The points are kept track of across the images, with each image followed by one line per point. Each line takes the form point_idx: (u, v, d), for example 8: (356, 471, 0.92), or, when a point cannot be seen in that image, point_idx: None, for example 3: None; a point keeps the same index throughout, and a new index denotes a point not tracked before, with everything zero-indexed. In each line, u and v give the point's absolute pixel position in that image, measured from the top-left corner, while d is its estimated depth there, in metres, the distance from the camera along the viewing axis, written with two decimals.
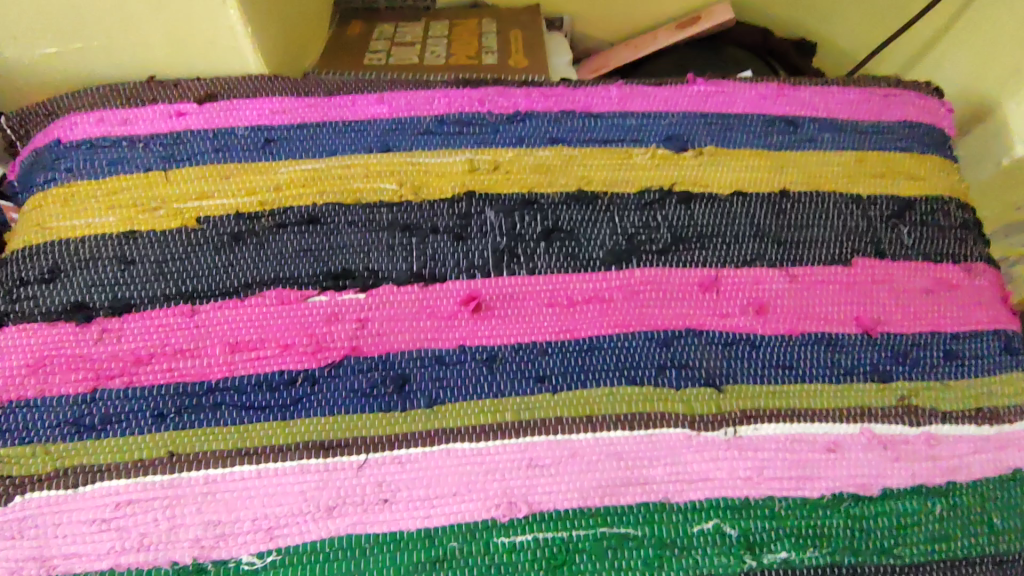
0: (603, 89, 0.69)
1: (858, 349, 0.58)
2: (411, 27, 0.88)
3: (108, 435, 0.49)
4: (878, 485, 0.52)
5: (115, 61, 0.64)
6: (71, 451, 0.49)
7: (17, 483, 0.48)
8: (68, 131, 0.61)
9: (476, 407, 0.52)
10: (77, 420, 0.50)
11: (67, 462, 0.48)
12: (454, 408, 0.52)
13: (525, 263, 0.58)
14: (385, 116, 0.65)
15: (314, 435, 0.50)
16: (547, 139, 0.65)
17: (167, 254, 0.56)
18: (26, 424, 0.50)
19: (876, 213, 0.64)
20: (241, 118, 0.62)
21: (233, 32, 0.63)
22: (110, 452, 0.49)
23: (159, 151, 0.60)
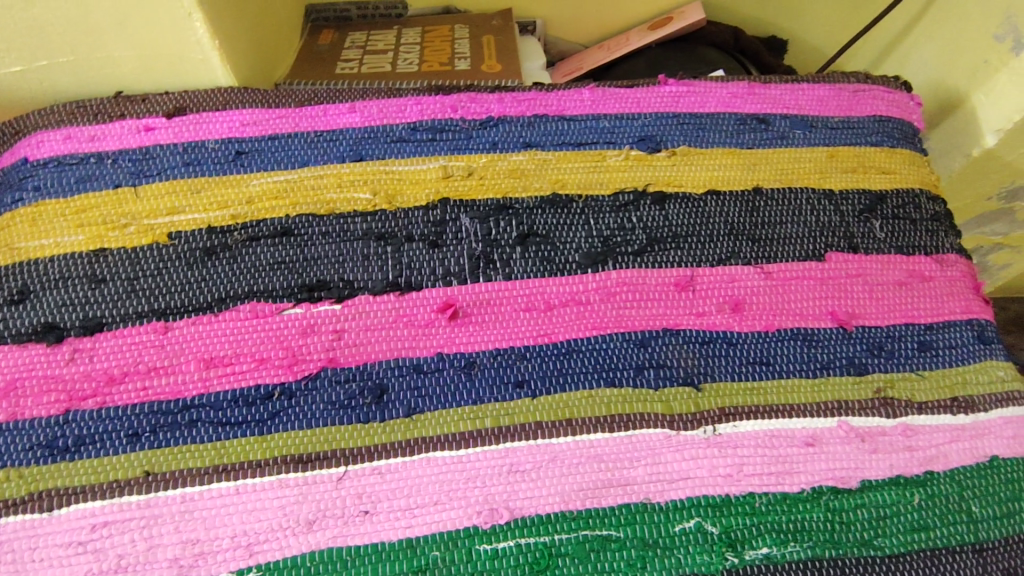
0: (575, 92, 0.69)
1: (834, 343, 0.58)
2: (384, 35, 0.87)
3: (82, 456, 0.49)
4: (857, 477, 0.53)
5: (81, 76, 0.63)
6: (44, 474, 0.48)
7: None
8: (35, 149, 0.61)
9: (455, 414, 0.52)
10: (51, 442, 0.49)
11: (41, 485, 0.48)
12: (433, 416, 0.52)
13: (501, 268, 0.58)
14: (357, 125, 0.65)
15: (293, 449, 0.50)
16: (520, 143, 0.65)
17: (138, 271, 0.55)
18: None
19: (849, 207, 0.65)
20: (211, 131, 0.62)
21: (201, 44, 0.62)
22: (85, 473, 0.48)
23: (129, 167, 0.60)
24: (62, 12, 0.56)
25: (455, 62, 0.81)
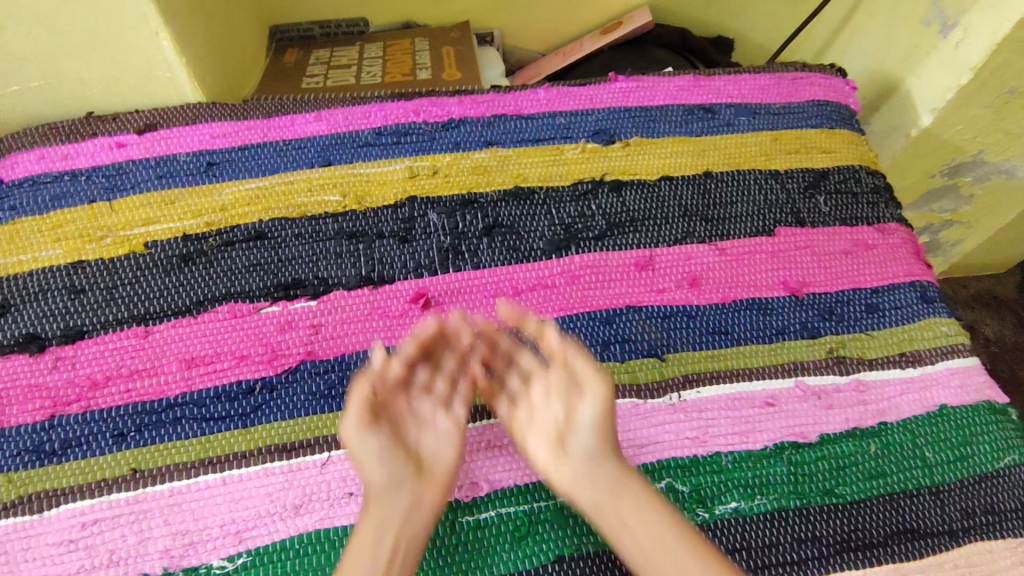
0: (531, 92, 0.73)
1: (787, 310, 0.62)
2: (347, 51, 0.91)
3: (70, 459, 0.50)
4: (816, 431, 0.56)
5: (52, 99, 0.65)
6: (32, 478, 0.49)
7: None
8: (9, 170, 0.62)
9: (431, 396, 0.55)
10: (38, 447, 0.50)
11: (29, 489, 0.49)
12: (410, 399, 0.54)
13: (470, 258, 0.61)
14: (324, 132, 0.67)
15: (276, 439, 0.52)
16: (481, 142, 0.68)
17: (116, 280, 0.57)
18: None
19: (794, 186, 0.69)
20: (182, 145, 0.64)
21: (168, 63, 0.65)
22: (73, 475, 0.49)
23: (103, 182, 0.62)
24: (32, 37, 0.59)
25: (416, 73, 0.85)
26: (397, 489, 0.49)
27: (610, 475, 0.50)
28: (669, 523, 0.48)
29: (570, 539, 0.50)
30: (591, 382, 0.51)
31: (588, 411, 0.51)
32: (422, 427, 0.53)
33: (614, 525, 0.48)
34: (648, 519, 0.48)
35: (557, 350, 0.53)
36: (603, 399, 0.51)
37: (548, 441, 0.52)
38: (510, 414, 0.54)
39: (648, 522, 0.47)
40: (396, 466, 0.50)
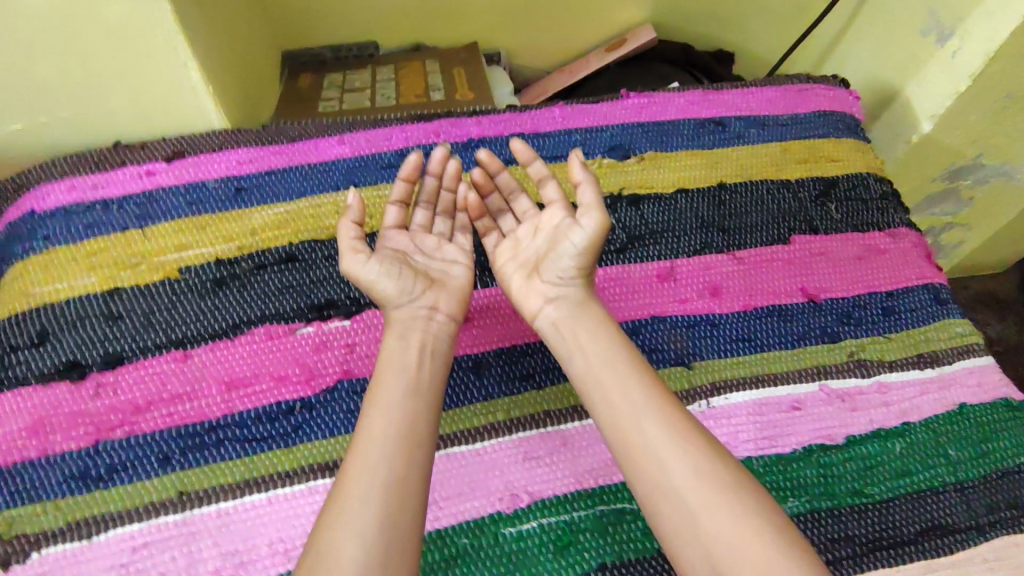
0: (547, 110, 0.75)
1: (806, 316, 0.63)
2: (359, 74, 0.93)
3: (116, 484, 0.51)
4: (842, 433, 0.57)
5: (80, 129, 0.67)
6: (79, 504, 0.50)
7: (31, 540, 0.48)
8: (41, 201, 0.63)
9: (465, 410, 0.56)
10: (84, 473, 0.51)
11: (77, 515, 0.49)
12: (447, 414, 0.55)
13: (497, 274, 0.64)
14: (347, 155, 0.69)
15: (319, 457, 0.53)
16: (501, 160, 0.70)
17: (153, 305, 0.58)
18: (34, 481, 0.51)
19: (806, 194, 0.71)
20: (211, 172, 0.66)
21: (195, 90, 0.66)
22: (120, 500, 0.50)
23: (135, 211, 0.63)
24: (64, 70, 0.60)
25: (430, 94, 0.87)
26: (410, 338, 0.53)
27: (597, 335, 0.54)
28: (653, 399, 0.50)
29: (611, 546, 0.51)
30: (587, 212, 0.56)
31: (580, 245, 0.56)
32: (429, 262, 0.59)
33: (595, 389, 0.52)
34: (629, 386, 0.51)
35: (552, 198, 0.60)
36: (594, 231, 0.56)
37: (531, 271, 0.59)
38: (497, 244, 0.63)
39: (630, 386, 0.51)
40: (408, 284, 0.56)
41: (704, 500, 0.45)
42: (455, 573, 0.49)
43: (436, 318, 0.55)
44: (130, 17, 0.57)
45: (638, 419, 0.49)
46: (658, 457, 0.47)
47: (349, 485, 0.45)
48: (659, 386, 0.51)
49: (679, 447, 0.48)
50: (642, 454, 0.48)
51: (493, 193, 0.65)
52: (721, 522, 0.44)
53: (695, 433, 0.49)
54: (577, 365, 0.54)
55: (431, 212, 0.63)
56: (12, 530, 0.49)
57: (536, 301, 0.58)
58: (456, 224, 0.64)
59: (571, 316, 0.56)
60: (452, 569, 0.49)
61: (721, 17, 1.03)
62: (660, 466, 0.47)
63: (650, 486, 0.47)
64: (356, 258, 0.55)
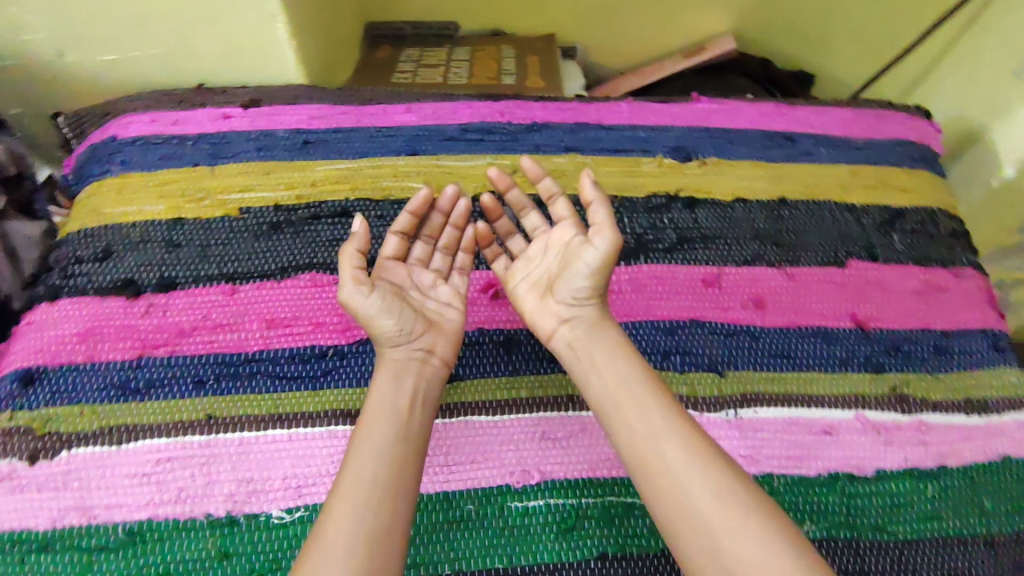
0: (614, 104, 0.74)
1: (852, 342, 0.61)
2: (436, 51, 0.95)
3: (151, 398, 0.53)
4: (873, 466, 0.55)
5: (169, 68, 0.70)
6: (114, 411, 0.52)
7: (64, 438, 0.51)
8: (124, 129, 0.67)
9: (486, 384, 0.56)
10: (123, 383, 0.54)
11: (111, 421, 0.52)
12: (471, 386, 0.56)
13: None
14: (412, 123, 0.70)
15: (343, 404, 0.54)
16: (561, 147, 0.70)
17: (211, 239, 0.61)
18: (74, 385, 0.53)
19: (869, 221, 0.69)
20: (282, 122, 0.69)
21: (279, 44, 0.69)
22: (153, 413, 0.52)
23: (207, 149, 0.66)
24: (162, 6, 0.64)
25: (502, 77, 0.87)
26: (405, 381, 0.52)
27: (612, 360, 0.52)
28: (669, 425, 0.48)
29: (615, 538, 0.50)
30: (599, 233, 0.54)
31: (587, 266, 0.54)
32: (425, 299, 0.57)
33: (615, 419, 0.50)
34: (651, 411, 0.49)
35: (563, 215, 0.59)
36: (605, 249, 0.54)
37: (544, 290, 0.57)
38: (505, 269, 0.61)
39: (645, 415, 0.49)
40: (407, 322, 0.54)
41: (726, 522, 0.44)
42: (455, 536, 0.49)
43: (432, 361, 0.54)
44: None
45: (657, 447, 0.47)
46: (681, 485, 0.45)
47: (344, 499, 0.44)
48: (678, 410, 0.50)
49: (702, 472, 0.46)
50: (666, 482, 0.46)
51: (501, 219, 0.63)
52: (748, 540, 0.43)
53: (717, 459, 0.47)
54: (592, 393, 0.52)
55: (431, 247, 0.61)
56: (46, 427, 0.51)
57: (547, 320, 0.56)
58: (458, 262, 0.61)
59: (584, 342, 0.54)
60: (453, 531, 0.50)
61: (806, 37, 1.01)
62: (683, 494, 0.45)
63: (674, 516, 0.45)
64: (358, 289, 0.53)
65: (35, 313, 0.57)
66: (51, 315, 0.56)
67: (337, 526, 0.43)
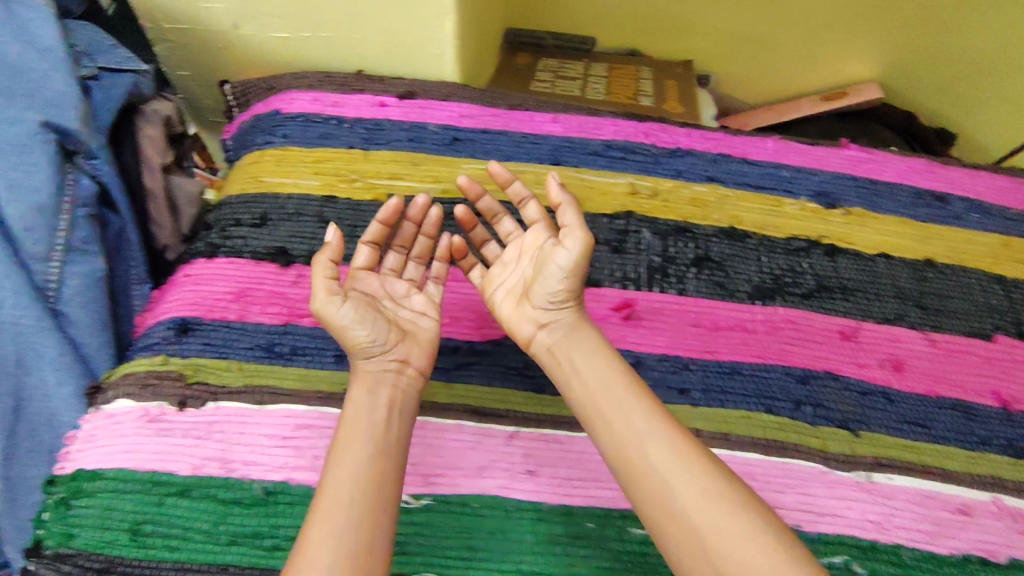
0: (760, 140, 0.73)
1: (993, 422, 0.58)
2: (573, 64, 0.95)
3: (295, 364, 0.55)
4: (1008, 555, 0.52)
5: (334, 51, 0.73)
6: (260, 371, 0.55)
7: (211, 391, 0.53)
8: (288, 105, 0.70)
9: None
10: (269, 346, 0.56)
11: (256, 381, 0.54)
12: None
13: (675, 283, 0.62)
14: (558, 133, 0.71)
15: (473, 400, 0.55)
16: (704, 176, 0.69)
17: (361, 221, 0.63)
18: (223, 340, 0.56)
19: (1020, 297, 0.66)
20: (433, 117, 0.70)
21: (441, 41, 0.70)
22: (295, 379, 0.54)
23: (362, 133, 0.68)
24: None
25: (639, 98, 0.88)
26: (380, 393, 0.49)
27: (590, 362, 0.50)
28: (648, 424, 0.45)
29: None
30: (569, 240, 0.52)
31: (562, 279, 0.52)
32: (399, 308, 0.55)
33: (595, 432, 0.47)
34: (625, 408, 0.46)
35: (535, 218, 0.58)
36: (577, 249, 0.52)
37: (521, 297, 0.55)
38: (482, 278, 0.59)
39: (616, 416, 0.46)
40: (381, 332, 0.51)
41: (710, 519, 0.40)
42: (574, 551, 0.49)
43: (406, 373, 0.51)
44: None
45: (643, 452, 0.44)
46: (663, 487, 0.42)
47: (327, 489, 0.43)
48: (658, 407, 0.47)
49: (681, 471, 0.43)
50: (653, 488, 0.43)
51: (476, 228, 0.62)
52: (738, 534, 0.40)
53: (690, 451, 0.44)
54: (574, 399, 0.49)
55: (404, 257, 0.60)
56: (196, 377, 0.54)
57: (524, 327, 0.54)
58: (432, 272, 0.60)
59: (561, 345, 0.52)
60: (572, 546, 0.49)
61: (955, 94, 0.97)
62: (668, 498, 0.42)
63: (668, 525, 0.42)
64: (331, 300, 0.50)
65: (193, 267, 0.60)
66: (208, 271, 0.60)
67: (319, 535, 0.41)
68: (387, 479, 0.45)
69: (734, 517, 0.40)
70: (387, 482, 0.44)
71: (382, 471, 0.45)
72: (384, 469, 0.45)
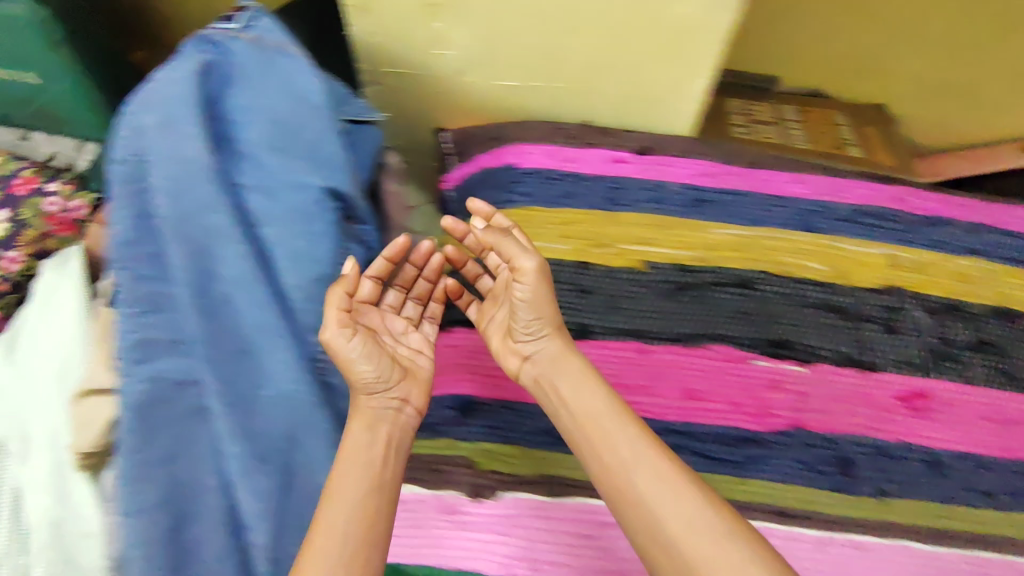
0: (1011, 208, 0.70)
1: None
2: (763, 105, 0.90)
3: None
4: None
5: (564, 103, 0.71)
6: (552, 459, 0.53)
7: (505, 480, 0.52)
8: (521, 158, 0.67)
9: (916, 503, 0.53)
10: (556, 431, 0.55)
11: (550, 471, 0.53)
12: (899, 505, 0.53)
13: (959, 370, 0.58)
14: (805, 196, 0.67)
15: (773, 499, 0.52)
16: (964, 248, 0.65)
17: (619, 290, 0.61)
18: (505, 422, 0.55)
19: None
20: (674, 175, 0.67)
21: (687, 96, 0.67)
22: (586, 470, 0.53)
23: (605, 193, 0.65)
24: (595, 47, 0.63)
25: (847, 148, 0.82)
26: (379, 430, 0.49)
27: (578, 391, 0.49)
28: (656, 459, 0.44)
29: None
30: (528, 273, 0.51)
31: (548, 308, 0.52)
32: (397, 346, 0.55)
33: (590, 466, 0.46)
34: (638, 444, 0.45)
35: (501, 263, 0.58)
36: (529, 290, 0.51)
37: (507, 332, 0.55)
38: (477, 314, 0.58)
39: (609, 446, 0.45)
40: (385, 369, 0.51)
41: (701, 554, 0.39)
42: None
43: (405, 412, 0.51)
44: (693, 21, 0.58)
45: (630, 480, 0.43)
46: (656, 520, 0.41)
47: (319, 529, 0.42)
48: (643, 431, 0.46)
49: (659, 493, 0.42)
50: (642, 520, 0.42)
51: (467, 263, 0.60)
52: (708, 559, 0.39)
53: (647, 474, 0.43)
54: (565, 429, 0.49)
55: (404, 294, 0.60)
56: (491, 464, 0.53)
57: (511, 359, 0.54)
58: (428, 310, 0.61)
59: (547, 371, 0.51)
60: None
61: None
62: (658, 530, 0.41)
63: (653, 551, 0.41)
64: (342, 332, 0.50)
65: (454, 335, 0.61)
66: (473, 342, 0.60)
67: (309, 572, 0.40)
68: (343, 498, 0.44)
69: (722, 545, 0.40)
70: (375, 516, 0.44)
71: (373, 508, 0.44)
72: (357, 503, 0.44)
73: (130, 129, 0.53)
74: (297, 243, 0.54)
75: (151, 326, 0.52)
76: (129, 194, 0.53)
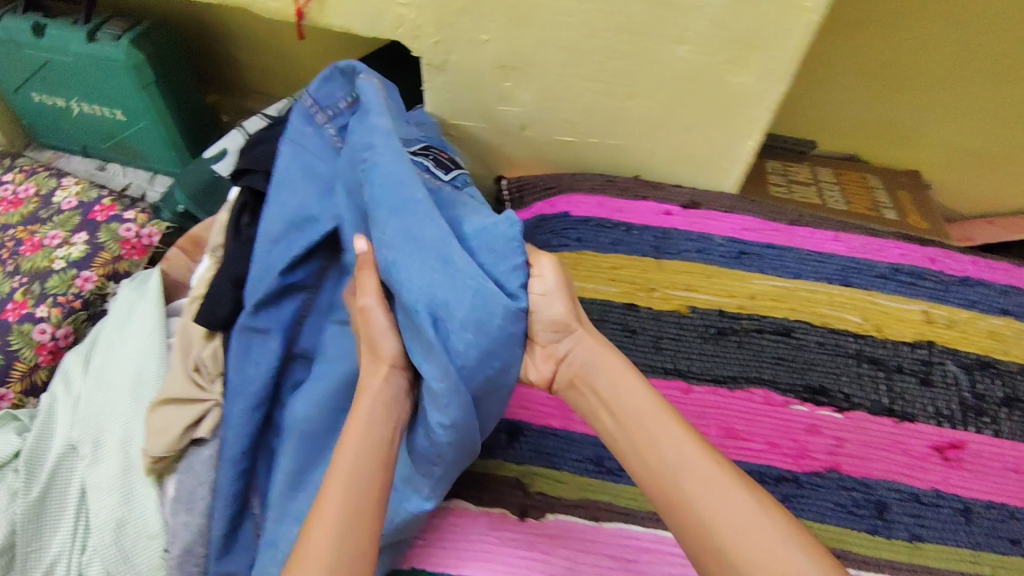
0: None
1: None
2: (800, 168, 0.96)
3: (624, 480, 0.58)
4: None
5: (617, 157, 0.76)
6: (594, 485, 0.58)
7: (549, 502, 0.57)
8: (575, 207, 0.73)
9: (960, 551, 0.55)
10: (598, 459, 0.59)
11: (593, 494, 0.57)
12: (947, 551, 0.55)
13: (990, 424, 0.61)
14: (842, 253, 0.71)
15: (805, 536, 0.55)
16: (997, 309, 0.68)
17: (663, 331, 0.64)
18: (554, 451, 0.60)
19: None
20: (718, 229, 0.71)
21: (735, 156, 0.71)
22: (626, 495, 0.57)
23: (652, 241, 0.70)
24: (651, 109, 0.69)
25: (881, 211, 0.87)
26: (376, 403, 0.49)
27: (617, 396, 0.51)
28: (690, 452, 0.45)
29: None
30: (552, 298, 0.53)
31: (560, 308, 0.53)
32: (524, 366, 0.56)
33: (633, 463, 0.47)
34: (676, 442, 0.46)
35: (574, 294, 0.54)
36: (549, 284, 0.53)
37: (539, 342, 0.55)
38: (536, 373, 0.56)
39: (654, 445, 0.47)
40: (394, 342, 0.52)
41: (751, 548, 0.40)
42: None
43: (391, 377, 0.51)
44: (742, 90, 0.64)
45: (675, 478, 0.44)
46: (704, 521, 0.42)
47: (327, 504, 0.43)
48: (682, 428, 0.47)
49: (704, 490, 0.43)
50: (686, 517, 0.43)
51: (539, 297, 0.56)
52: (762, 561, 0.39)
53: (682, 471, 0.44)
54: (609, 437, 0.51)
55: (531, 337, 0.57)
56: (536, 486, 0.58)
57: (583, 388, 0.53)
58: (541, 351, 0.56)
59: (598, 366, 0.52)
60: None
61: None
62: (705, 526, 0.42)
63: (700, 549, 0.42)
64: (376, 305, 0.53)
65: None
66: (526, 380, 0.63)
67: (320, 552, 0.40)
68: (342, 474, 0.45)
69: (773, 548, 0.39)
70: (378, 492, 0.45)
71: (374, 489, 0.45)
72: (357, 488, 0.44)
73: (270, 194, 0.61)
74: (443, 301, 0.49)
75: (256, 362, 0.58)
76: (268, 243, 0.59)
